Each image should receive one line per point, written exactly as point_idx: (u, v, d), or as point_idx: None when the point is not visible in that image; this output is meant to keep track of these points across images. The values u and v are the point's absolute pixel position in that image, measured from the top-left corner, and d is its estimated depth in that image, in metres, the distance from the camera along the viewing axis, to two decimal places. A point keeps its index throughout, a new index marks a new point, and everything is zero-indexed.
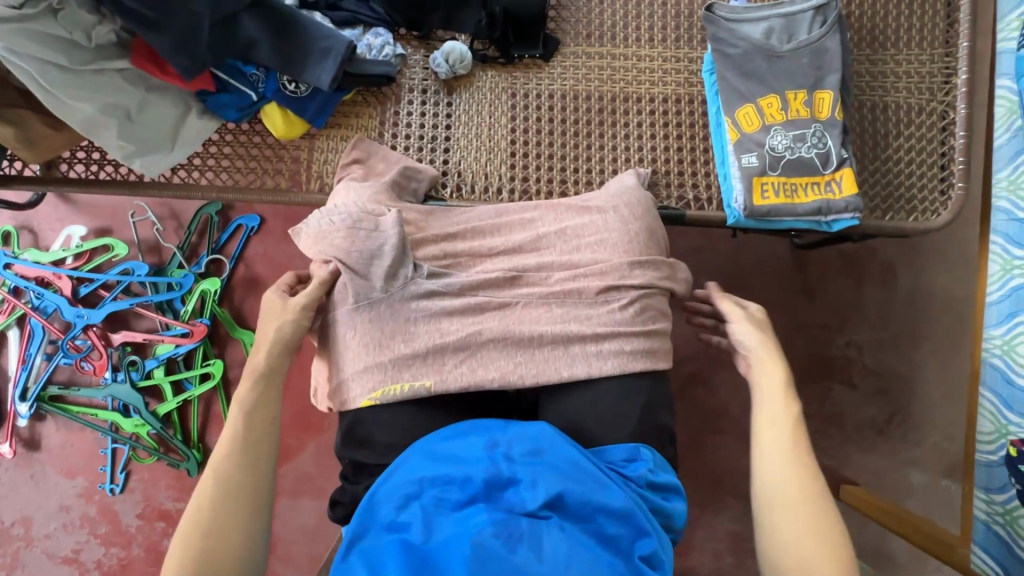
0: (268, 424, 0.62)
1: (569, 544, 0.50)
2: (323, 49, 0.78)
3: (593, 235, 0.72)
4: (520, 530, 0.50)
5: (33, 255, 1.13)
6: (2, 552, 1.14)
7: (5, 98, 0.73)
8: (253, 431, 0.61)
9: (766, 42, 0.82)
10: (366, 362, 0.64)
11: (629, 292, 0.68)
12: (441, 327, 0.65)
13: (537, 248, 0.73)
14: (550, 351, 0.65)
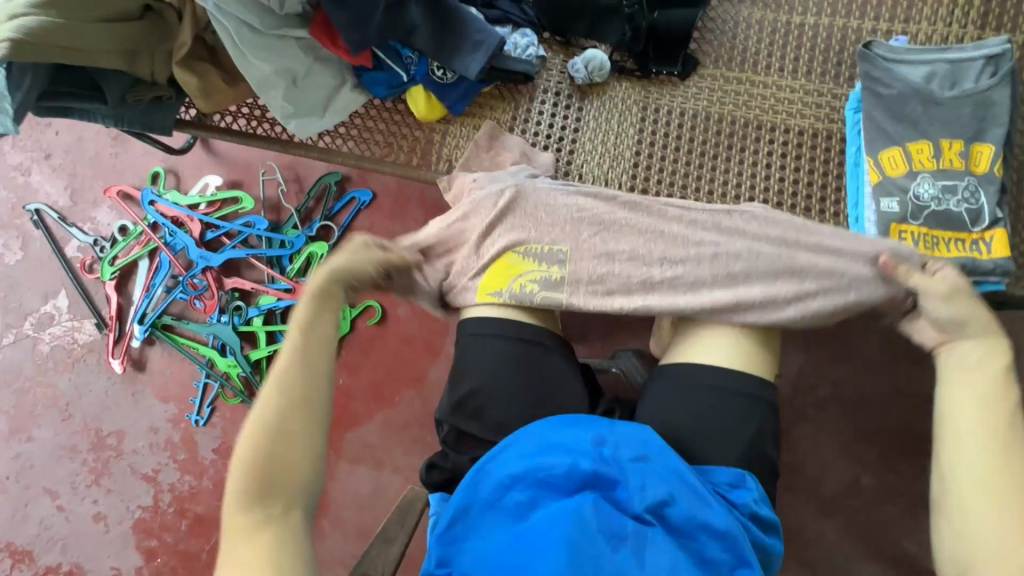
0: (303, 443, 0.57)
1: (672, 557, 0.51)
2: (476, 42, 0.82)
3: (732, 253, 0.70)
4: (625, 532, 0.52)
5: (173, 197, 1.25)
6: (95, 457, 1.26)
7: (196, 53, 0.82)
8: (281, 429, 0.57)
9: (926, 86, 0.78)
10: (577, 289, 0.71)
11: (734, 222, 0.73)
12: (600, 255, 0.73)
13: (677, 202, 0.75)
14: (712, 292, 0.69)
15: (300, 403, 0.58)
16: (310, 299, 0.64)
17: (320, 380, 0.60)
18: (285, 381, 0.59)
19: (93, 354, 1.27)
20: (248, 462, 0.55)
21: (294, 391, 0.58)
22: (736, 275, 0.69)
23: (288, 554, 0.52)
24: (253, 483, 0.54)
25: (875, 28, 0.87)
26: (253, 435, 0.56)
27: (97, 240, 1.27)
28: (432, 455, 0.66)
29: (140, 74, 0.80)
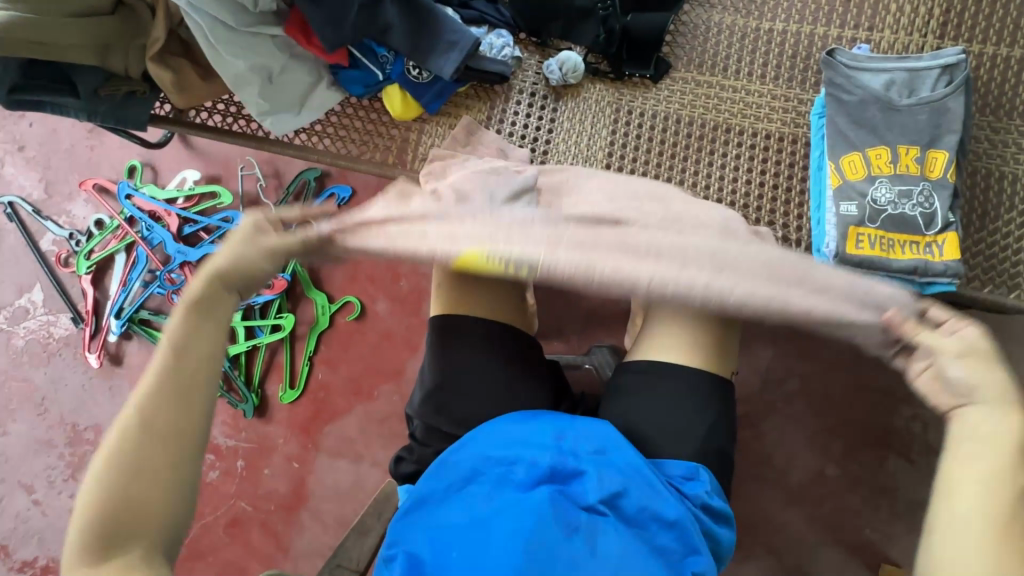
0: (165, 479, 0.47)
1: (622, 546, 0.53)
2: (450, 42, 0.83)
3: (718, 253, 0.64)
4: (579, 522, 0.54)
5: (150, 191, 1.25)
6: (71, 452, 1.25)
7: (169, 48, 0.82)
8: (141, 463, 0.47)
9: (885, 93, 0.81)
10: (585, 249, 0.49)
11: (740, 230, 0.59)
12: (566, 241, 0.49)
13: (655, 196, 0.71)
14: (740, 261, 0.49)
15: (171, 436, 0.48)
16: (192, 311, 0.51)
17: (201, 415, 0.50)
18: (150, 406, 0.48)
19: (69, 348, 1.27)
20: (95, 498, 0.46)
21: (168, 425, 0.48)
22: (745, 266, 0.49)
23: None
24: (100, 524, 0.45)
25: (840, 35, 0.89)
26: (106, 468, 0.47)
27: (72, 233, 1.26)
28: (399, 448, 0.69)
29: (114, 70, 0.81)
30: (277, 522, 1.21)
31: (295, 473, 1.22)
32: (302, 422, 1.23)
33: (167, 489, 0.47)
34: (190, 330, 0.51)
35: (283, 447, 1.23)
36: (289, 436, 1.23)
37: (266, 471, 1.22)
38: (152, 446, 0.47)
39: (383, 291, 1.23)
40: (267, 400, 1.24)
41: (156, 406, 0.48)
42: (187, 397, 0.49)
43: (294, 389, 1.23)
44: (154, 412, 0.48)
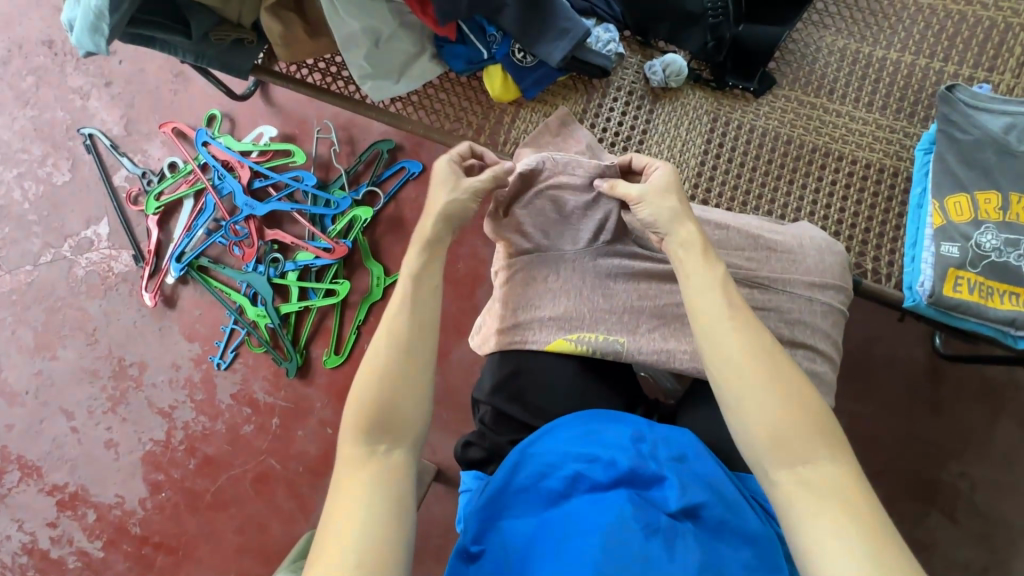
0: (411, 394, 0.58)
1: (705, 555, 0.50)
2: (563, 29, 0.83)
3: (788, 315, 0.66)
4: (659, 522, 0.52)
5: (226, 141, 1.26)
6: (114, 386, 1.27)
7: (284, 2, 0.83)
8: (391, 378, 0.58)
9: (1004, 137, 0.78)
10: (664, 322, 0.67)
11: (794, 306, 0.66)
12: (632, 327, 0.67)
13: (727, 247, 0.70)
14: None
15: (406, 343, 0.60)
16: (423, 247, 0.66)
17: (426, 330, 0.61)
18: (397, 325, 0.61)
19: (126, 284, 1.29)
20: (360, 409, 0.57)
21: (401, 343, 0.60)
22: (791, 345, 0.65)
23: (384, 486, 0.53)
24: (368, 418, 0.56)
25: (958, 72, 0.87)
26: (372, 374, 0.58)
27: (145, 172, 1.28)
28: (469, 434, 0.67)
29: (227, 16, 0.82)
30: (303, 484, 1.21)
31: (327, 439, 1.22)
32: (341, 390, 1.23)
33: (408, 410, 0.58)
34: (422, 268, 0.65)
35: (320, 412, 1.23)
36: (327, 401, 1.23)
37: (299, 433, 1.23)
38: (397, 367, 0.59)
39: None
40: (310, 362, 1.24)
41: (386, 329, 0.61)
42: (408, 328, 0.61)
43: (338, 355, 1.23)
44: (400, 344, 0.59)
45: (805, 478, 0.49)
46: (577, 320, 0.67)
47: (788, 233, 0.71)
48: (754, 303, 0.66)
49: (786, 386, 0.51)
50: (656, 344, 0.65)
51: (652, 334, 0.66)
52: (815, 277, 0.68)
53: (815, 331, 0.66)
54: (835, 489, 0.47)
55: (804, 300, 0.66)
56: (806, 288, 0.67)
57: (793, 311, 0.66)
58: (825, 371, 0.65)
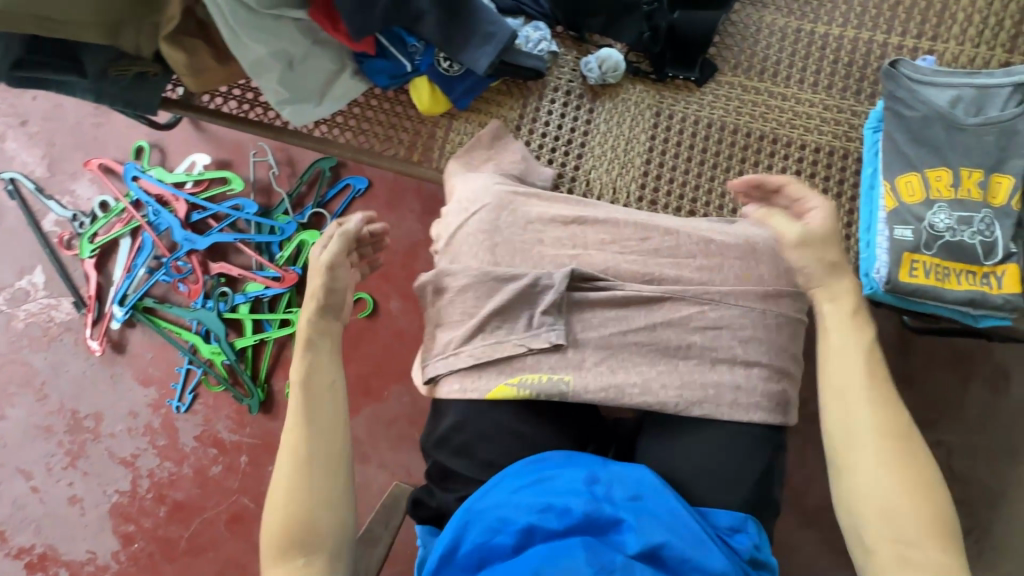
0: (341, 431, 0.63)
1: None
2: (488, 33, 0.77)
3: (740, 332, 0.61)
4: (613, 566, 0.50)
5: (158, 173, 1.20)
6: (71, 440, 1.22)
7: (186, 28, 0.76)
8: (320, 421, 0.62)
9: (950, 111, 0.75)
10: (610, 351, 0.62)
11: (748, 322, 0.61)
12: (578, 360, 0.62)
13: (675, 257, 0.65)
14: (711, 372, 0.61)
15: (326, 385, 0.64)
16: (315, 298, 0.68)
17: (337, 367, 0.67)
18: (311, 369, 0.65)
19: (70, 333, 1.23)
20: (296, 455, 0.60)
21: (319, 381, 0.64)
22: (742, 364, 0.60)
23: (327, 525, 0.58)
24: (300, 466, 0.59)
25: (901, 44, 0.84)
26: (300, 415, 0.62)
27: (76, 214, 1.21)
28: (416, 491, 0.64)
29: (125, 49, 0.74)
30: None
31: None
32: None
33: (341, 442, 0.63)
34: (320, 312, 0.68)
35: None
36: None
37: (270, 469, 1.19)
38: (324, 404, 0.64)
39: (397, 290, 1.19)
40: (273, 396, 1.20)
41: (302, 375, 0.64)
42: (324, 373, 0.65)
43: None
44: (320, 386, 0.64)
45: (906, 555, 0.51)
46: (517, 359, 0.62)
47: (739, 233, 0.67)
48: (704, 322, 0.61)
49: (914, 469, 0.52)
50: (602, 379, 0.60)
51: (599, 369, 0.61)
52: (768, 285, 0.63)
53: (771, 347, 0.61)
54: (925, 536, 0.50)
55: (757, 313, 0.61)
56: (759, 300, 0.62)
57: (748, 327, 0.61)
58: (784, 391, 0.61)
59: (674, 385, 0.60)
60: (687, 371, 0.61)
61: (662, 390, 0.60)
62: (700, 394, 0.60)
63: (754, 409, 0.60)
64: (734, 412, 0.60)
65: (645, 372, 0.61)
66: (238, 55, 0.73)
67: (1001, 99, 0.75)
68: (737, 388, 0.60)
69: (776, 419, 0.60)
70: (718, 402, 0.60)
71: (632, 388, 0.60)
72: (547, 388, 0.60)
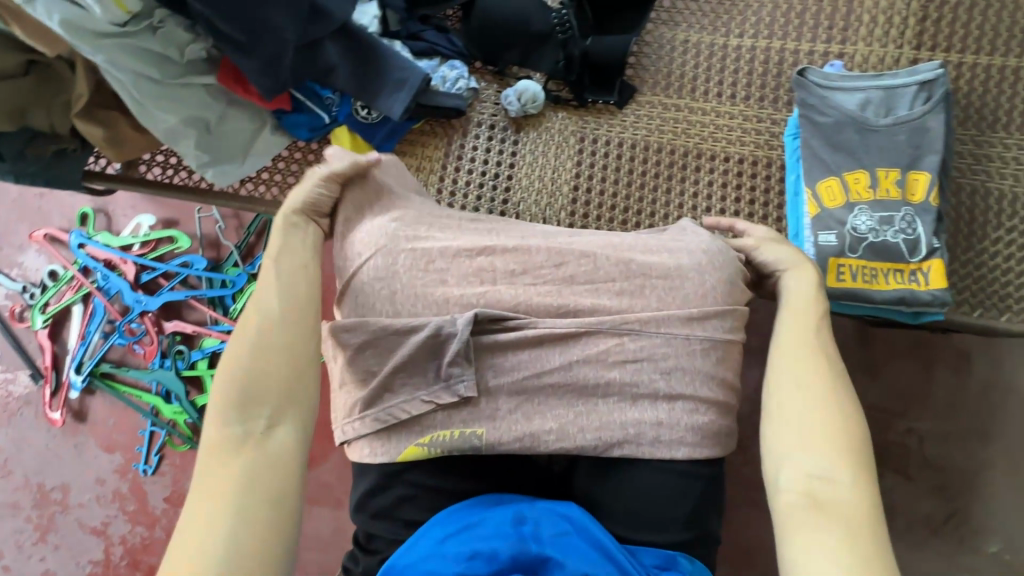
0: (295, 370, 0.59)
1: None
2: (399, 80, 0.78)
3: (663, 363, 0.61)
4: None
5: (104, 238, 1.19)
6: (39, 514, 1.20)
7: (99, 102, 0.77)
8: (267, 359, 0.58)
9: (861, 113, 0.76)
10: (529, 395, 0.61)
11: (670, 352, 0.61)
12: (497, 407, 0.61)
13: (593, 283, 0.65)
14: (634, 408, 0.60)
15: (281, 320, 0.60)
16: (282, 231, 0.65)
17: (302, 307, 0.62)
18: (266, 306, 0.61)
19: (30, 407, 1.21)
20: (230, 394, 0.56)
21: (274, 318, 0.60)
22: (665, 398, 0.60)
23: (265, 466, 0.53)
24: (237, 398, 0.56)
25: (812, 50, 0.85)
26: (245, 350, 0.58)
27: (25, 287, 1.20)
28: (344, 558, 0.63)
29: (39, 129, 0.75)
30: None
31: None
32: None
33: (295, 385, 0.58)
34: (283, 250, 0.64)
35: None
36: None
37: None
38: (279, 341, 0.59)
39: None
40: None
41: (255, 312, 0.60)
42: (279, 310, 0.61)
43: None
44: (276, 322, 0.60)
45: (820, 502, 0.50)
46: (429, 416, 0.61)
47: (665, 253, 0.66)
48: (624, 355, 0.61)
49: (845, 437, 0.53)
50: (517, 429, 0.60)
51: (518, 414, 0.60)
52: (693, 307, 0.62)
53: (696, 374, 0.61)
54: (845, 504, 0.49)
55: (680, 340, 0.61)
56: (683, 325, 0.62)
57: (670, 357, 0.61)
58: (709, 423, 0.60)
59: (593, 427, 0.60)
60: (608, 409, 0.60)
61: (583, 432, 0.59)
62: (623, 434, 0.59)
63: (678, 445, 0.59)
64: (658, 447, 0.59)
65: (566, 414, 0.60)
66: (150, 126, 0.73)
67: (908, 97, 0.76)
68: (660, 424, 0.59)
69: (703, 451, 0.60)
70: (641, 440, 0.59)
71: (552, 433, 0.59)
72: (460, 443, 0.60)
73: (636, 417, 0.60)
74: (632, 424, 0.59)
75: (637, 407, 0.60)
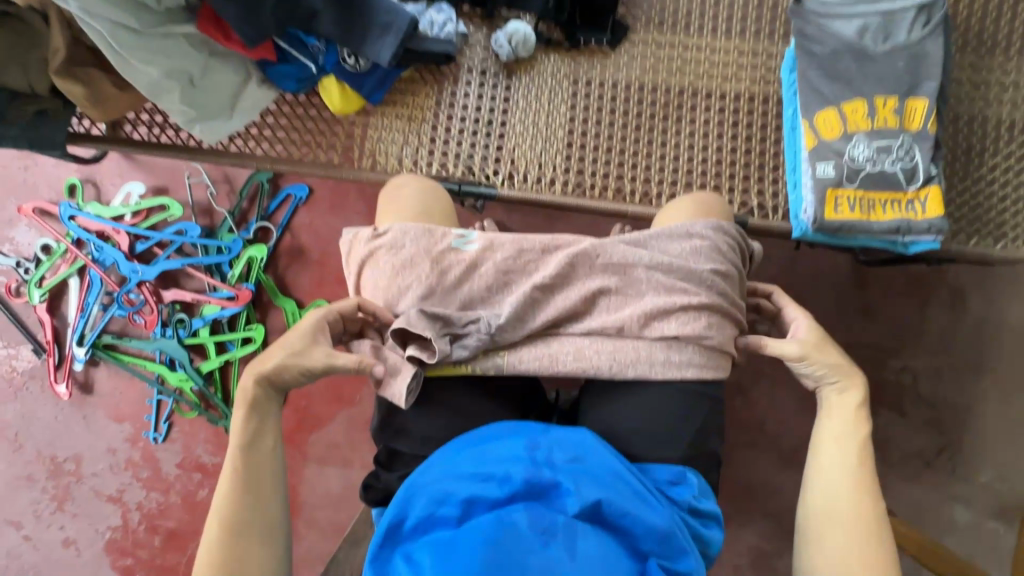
0: (273, 525, 0.59)
1: (602, 552, 0.50)
2: (384, 25, 0.76)
3: (667, 298, 0.64)
4: (555, 526, 0.51)
5: (95, 209, 1.17)
6: (54, 484, 1.23)
7: (75, 58, 0.73)
8: (243, 516, 0.58)
9: (858, 42, 0.75)
10: (544, 331, 0.65)
11: (677, 288, 0.64)
12: (515, 341, 0.65)
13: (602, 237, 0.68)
14: (644, 338, 0.63)
15: (252, 489, 0.59)
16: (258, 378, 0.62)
17: (268, 475, 0.61)
18: (237, 474, 0.59)
19: (36, 380, 1.23)
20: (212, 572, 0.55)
21: (244, 486, 0.59)
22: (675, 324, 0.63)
23: None
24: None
25: None
26: (220, 516, 0.57)
27: (18, 261, 1.19)
28: (366, 475, 0.65)
29: (17, 88, 0.73)
30: None
31: None
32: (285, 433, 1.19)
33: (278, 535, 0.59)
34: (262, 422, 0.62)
35: None
36: None
37: None
38: (254, 497, 0.59)
39: None
40: None
41: (226, 480, 0.59)
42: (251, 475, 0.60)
43: None
44: (250, 483, 0.59)
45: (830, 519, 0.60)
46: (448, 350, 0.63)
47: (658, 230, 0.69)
48: (628, 295, 0.65)
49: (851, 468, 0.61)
50: (537, 350, 0.64)
51: (535, 347, 0.65)
52: (694, 238, 0.67)
53: (707, 300, 0.64)
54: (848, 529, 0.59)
55: (684, 271, 0.64)
56: (687, 256, 0.66)
57: (674, 290, 0.64)
58: (717, 346, 0.63)
59: (606, 352, 0.64)
60: (619, 338, 0.64)
61: (595, 359, 0.64)
62: (634, 358, 0.63)
63: (687, 366, 0.63)
64: (667, 370, 0.63)
65: (580, 344, 0.64)
66: (132, 79, 0.71)
67: (905, 22, 0.75)
68: (667, 347, 0.63)
69: (710, 374, 0.64)
70: (652, 362, 0.63)
71: (571, 359, 0.64)
72: (484, 366, 0.64)
73: (645, 344, 0.63)
74: (641, 351, 0.63)
75: (647, 336, 0.63)
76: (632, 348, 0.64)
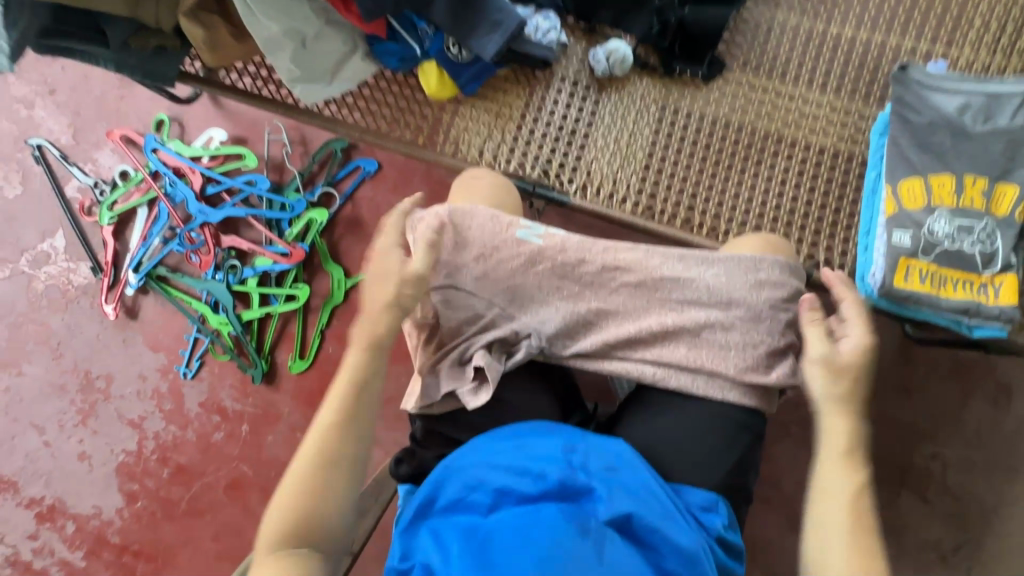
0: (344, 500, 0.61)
1: (631, 561, 0.50)
2: (495, 21, 0.78)
3: (725, 326, 0.65)
4: (589, 527, 0.51)
5: (176, 146, 1.23)
6: (82, 399, 1.27)
7: (204, 3, 0.78)
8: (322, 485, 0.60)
9: (957, 118, 0.75)
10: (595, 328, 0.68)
11: (734, 319, 0.65)
12: (567, 331, 0.68)
13: (665, 255, 0.69)
14: (693, 354, 0.65)
15: (329, 463, 0.61)
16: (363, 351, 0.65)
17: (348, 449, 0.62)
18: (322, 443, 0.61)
19: (87, 297, 1.28)
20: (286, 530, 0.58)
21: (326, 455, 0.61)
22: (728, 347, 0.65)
23: None
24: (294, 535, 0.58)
25: (914, 49, 0.83)
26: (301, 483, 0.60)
27: (97, 182, 1.25)
28: (400, 449, 0.66)
29: (146, 22, 0.77)
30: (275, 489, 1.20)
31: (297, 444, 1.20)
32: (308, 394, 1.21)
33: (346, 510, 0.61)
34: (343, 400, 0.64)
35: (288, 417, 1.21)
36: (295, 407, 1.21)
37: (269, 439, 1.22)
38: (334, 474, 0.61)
39: None
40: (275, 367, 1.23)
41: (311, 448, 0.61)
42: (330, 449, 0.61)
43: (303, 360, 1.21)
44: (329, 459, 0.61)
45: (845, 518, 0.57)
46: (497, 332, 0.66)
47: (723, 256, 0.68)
48: (684, 314, 0.66)
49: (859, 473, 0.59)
50: (587, 344, 0.67)
51: (584, 340, 0.68)
52: (761, 273, 0.67)
53: (760, 334, 0.65)
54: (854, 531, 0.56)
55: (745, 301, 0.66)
56: (752, 287, 0.66)
57: (731, 320, 0.65)
58: (764, 383, 0.64)
59: (653, 359, 0.66)
60: (667, 351, 0.66)
61: (639, 362, 0.66)
62: (678, 368, 0.65)
63: (729, 389, 0.64)
64: (709, 390, 0.65)
65: (627, 346, 0.67)
66: (250, 26, 0.74)
67: (1009, 107, 0.75)
68: (714, 367, 0.64)
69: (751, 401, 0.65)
70: (695, 377, 0.65)
71: (617, 355, 0.67)
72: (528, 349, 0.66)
73: (692, 360, 0.65)
74: (687, 366, 0.65)
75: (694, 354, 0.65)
76: (678, 361, 0.65)
